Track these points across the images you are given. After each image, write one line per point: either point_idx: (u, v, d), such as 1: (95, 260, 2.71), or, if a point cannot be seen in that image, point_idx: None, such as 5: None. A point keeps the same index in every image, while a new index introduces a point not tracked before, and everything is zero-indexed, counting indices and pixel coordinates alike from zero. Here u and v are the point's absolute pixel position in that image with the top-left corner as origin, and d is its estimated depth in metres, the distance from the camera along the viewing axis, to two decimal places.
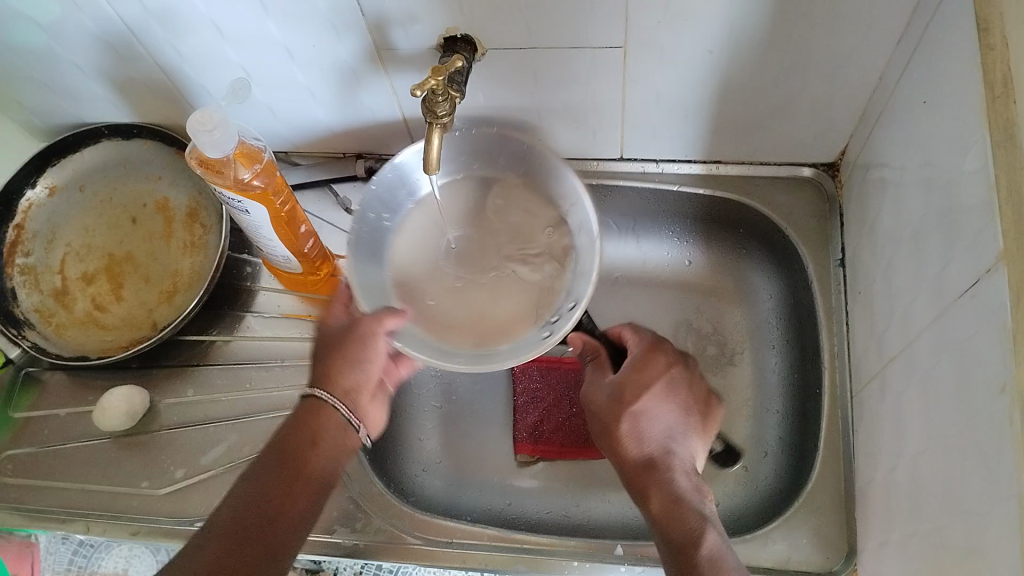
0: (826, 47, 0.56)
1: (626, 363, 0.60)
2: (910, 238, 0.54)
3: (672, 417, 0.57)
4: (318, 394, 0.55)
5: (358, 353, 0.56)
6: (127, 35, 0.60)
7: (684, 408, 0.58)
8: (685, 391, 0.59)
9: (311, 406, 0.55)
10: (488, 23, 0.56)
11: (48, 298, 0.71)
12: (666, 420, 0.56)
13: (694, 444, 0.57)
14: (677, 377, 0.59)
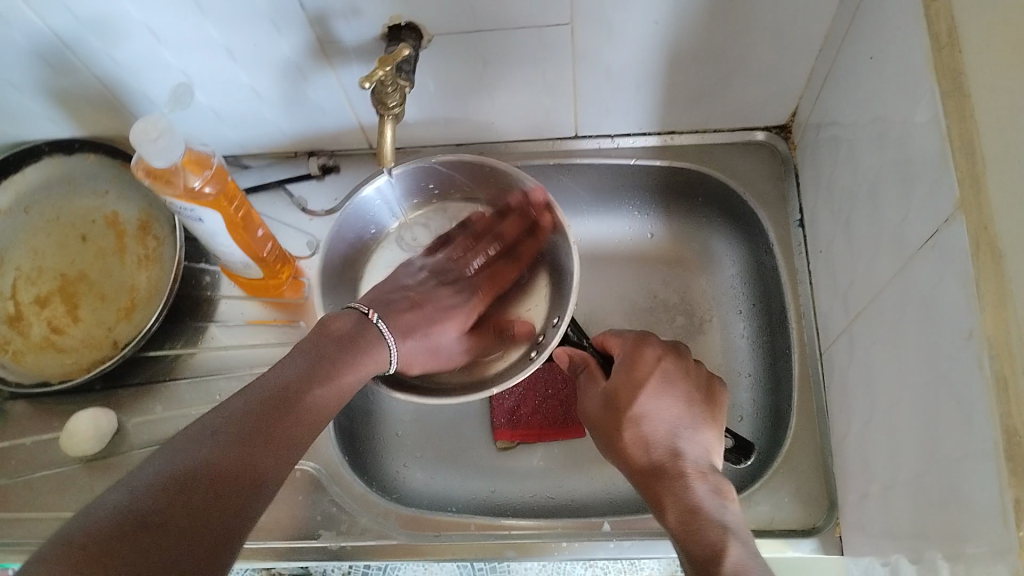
0: (771, 10, 0.57)
1: (618, 363, 0.60)
2: (867, 193, 0.55)
3: (672, 413, 0.57)
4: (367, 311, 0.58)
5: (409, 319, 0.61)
6: (60, 48, 0.58)
7: (685, 402, 0.58)
8: (686, 383, 0.59)
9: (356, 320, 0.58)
10: (432, 10, 0.55)
11: (2, 325, 0.69)
12: (671, 420, 0.56)
13: (705, 437, 0.57)
14: (671, 372, 0.59)
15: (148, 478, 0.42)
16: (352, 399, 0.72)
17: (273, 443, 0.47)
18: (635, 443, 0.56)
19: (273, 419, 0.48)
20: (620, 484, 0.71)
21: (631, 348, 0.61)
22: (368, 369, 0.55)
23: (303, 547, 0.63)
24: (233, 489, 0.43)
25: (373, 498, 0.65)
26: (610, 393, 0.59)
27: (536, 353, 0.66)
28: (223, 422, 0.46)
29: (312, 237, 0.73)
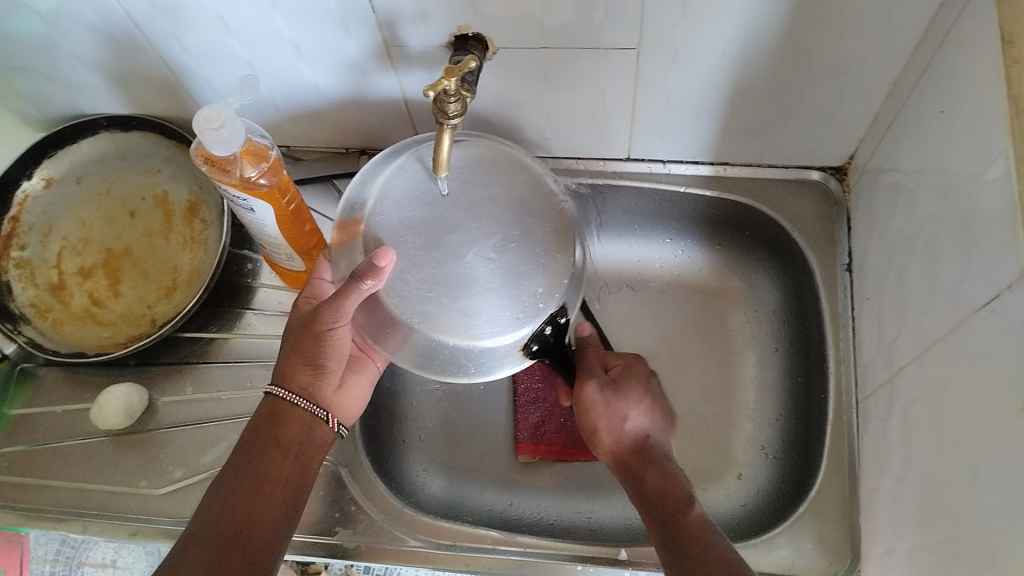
0: (842, 53, 0.56)
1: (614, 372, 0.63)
2: (924, 246, 0.54)
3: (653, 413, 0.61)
4: (276, 393, 0.56)
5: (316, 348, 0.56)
6: (131, 27, 0.59)
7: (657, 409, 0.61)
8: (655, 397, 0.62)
9: (273, 407, 0.56)
10: (503, 23, 0.55)
11: (45, 292, 0.70)
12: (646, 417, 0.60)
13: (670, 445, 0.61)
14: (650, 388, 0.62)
15: (187, 542, 0.49)
16: (378, 400, 0.73)
17: (277, 486, 0.54)
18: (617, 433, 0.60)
19: (268, 471, 0.54)
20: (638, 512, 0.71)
21: (630, 361, 0.65)
22: (292, 425, 0.56)
23: (319, 543, 0.63)
24: (254, 533, 0.51)
25: (392, 501, 0.65)
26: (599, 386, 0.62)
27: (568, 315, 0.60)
28: (222, 492, 0.52)
29: None
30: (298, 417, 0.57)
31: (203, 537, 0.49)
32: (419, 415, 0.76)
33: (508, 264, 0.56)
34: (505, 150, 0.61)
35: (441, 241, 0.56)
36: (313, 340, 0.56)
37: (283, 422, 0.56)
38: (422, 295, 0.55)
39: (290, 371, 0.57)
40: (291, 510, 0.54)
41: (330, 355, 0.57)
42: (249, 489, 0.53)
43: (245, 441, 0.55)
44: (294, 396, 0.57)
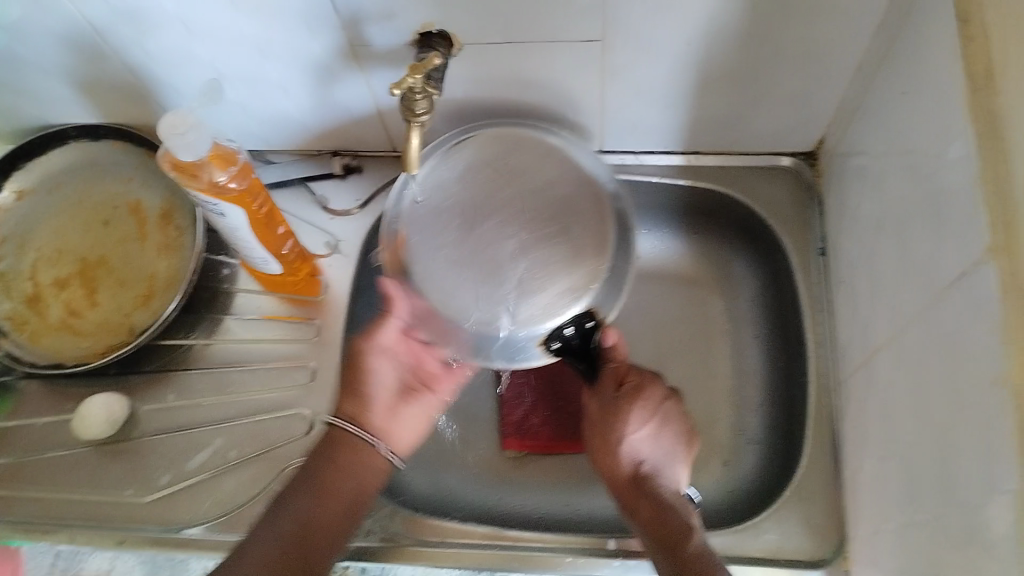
0: (805, 38, 0.56)
1: (619, 385, 0.61)
2: (894, 227, 0.54)
3: (663, 442, 0.59)
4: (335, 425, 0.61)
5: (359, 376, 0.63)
6: (93, 36, 0.58)
7: (669, 436, 0.59)
8: (668, 423, 0.59)
9: (329, 439, 0.61)
10: (467, 19, 0.55)
11: (21, 305, 0.70)
12: (652, 446, 0.58)
13: (682, 472, 0.59)
14: (668, 412, 0.59)
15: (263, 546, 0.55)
16: None
17: (342, 491, 0.59)
18: (623, 456, 0.58)
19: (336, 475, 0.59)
20: None
21: (638, 373, 0.61)
22: (347, 456, 0.60)
23: None
24: (321, 541, 0.57)
25: (381, 501, 0.65)
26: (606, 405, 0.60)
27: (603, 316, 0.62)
28: (295, 499, 0.58)
29: (331, 237, 0.73)
30: (359, 449, 0.61)
31: (262, 548, 0.55)
32: None
33: (533, 262, 0.62)
34: (535, 147, 0.66)
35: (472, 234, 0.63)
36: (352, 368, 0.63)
37: (337, 443, 0.61)
38: (451, 278, 0.63)
39: (342, 403, 0.62)
40: (348, 522, 0.59)
41: (376, 379, 0.63)
42: (314, 502, 0.58)
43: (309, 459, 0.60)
44: (349, 428, 0.61)
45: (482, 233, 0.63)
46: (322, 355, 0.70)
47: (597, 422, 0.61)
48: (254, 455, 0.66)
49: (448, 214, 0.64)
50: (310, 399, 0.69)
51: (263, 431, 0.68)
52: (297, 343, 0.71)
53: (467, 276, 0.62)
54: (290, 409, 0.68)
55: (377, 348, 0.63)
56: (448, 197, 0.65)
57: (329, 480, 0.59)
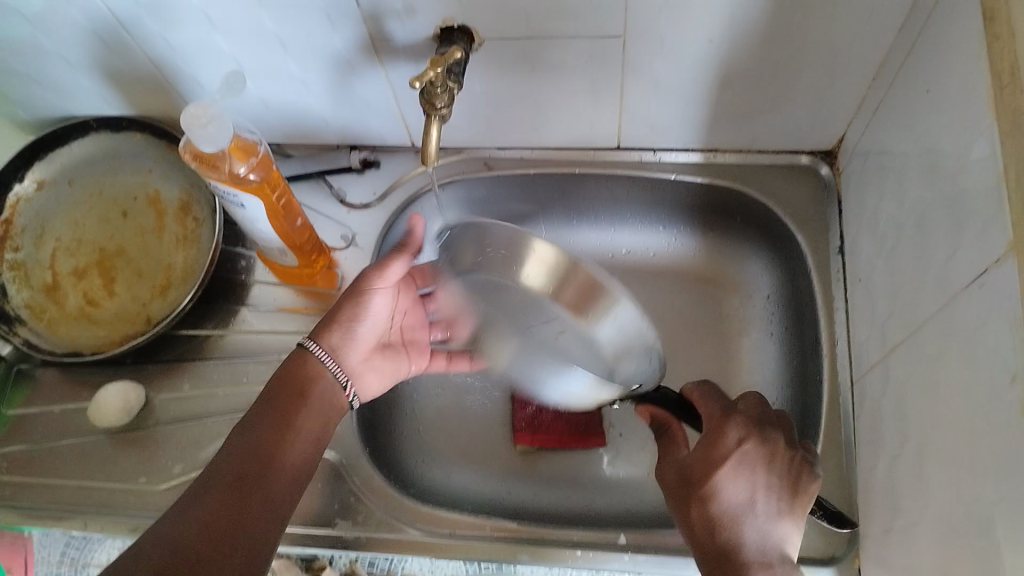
0: (826, 37, 0.56)
1: (698, 440, 0.53)
2: (913, 227, 0.54)
3: (750, 496, 0.50)
4: (309, 346, 0.59)
5: (351, 309, 0.62)
6: (118, 28, 0.59)
7: (763, 485, 0.50)
8: (755, 473, 0.50)
9: (297, 359, 0.59)
10: (488, 14, 0.55)
11: (39, 293, 0.71)
12: (736, 501, 0.50)
13: (782, 529, 0.49)
14: (752, 459, 0.51)
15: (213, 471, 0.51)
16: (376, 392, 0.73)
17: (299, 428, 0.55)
18: (700, 525, 0.50)
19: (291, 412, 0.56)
20: (636, 500, 0.71)
21: (715, 417, 0.54)
22: (316, 387, 0.58)
23: (316, 534, 0.63)
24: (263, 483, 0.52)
25: (392, 492, 0.65)
26: (686, 469, 0.52)
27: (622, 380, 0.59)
28: (251, 431, 0.54)
29: (347, 230, 0.73)
30: (327, 379, 0.59)
31: (218, 471, 0.51)
32: (416, 407, 0.76)
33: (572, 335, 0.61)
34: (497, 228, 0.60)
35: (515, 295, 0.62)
36: (353, 294, 0.62)
37: (300, 366, 0.59)
38: (512, 335, 0.65)
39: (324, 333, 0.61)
40: (307, 468, 0.55)
41: (365, 314, 0.62)
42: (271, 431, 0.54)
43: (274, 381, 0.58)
44: (327, 363, 0.59)
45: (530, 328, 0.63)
46: None
47: (685, 494, 0.52)
48: None
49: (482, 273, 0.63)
50: None
51: None
52: None
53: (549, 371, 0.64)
54: None
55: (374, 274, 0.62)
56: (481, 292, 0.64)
57: (289, 424, 0.55)
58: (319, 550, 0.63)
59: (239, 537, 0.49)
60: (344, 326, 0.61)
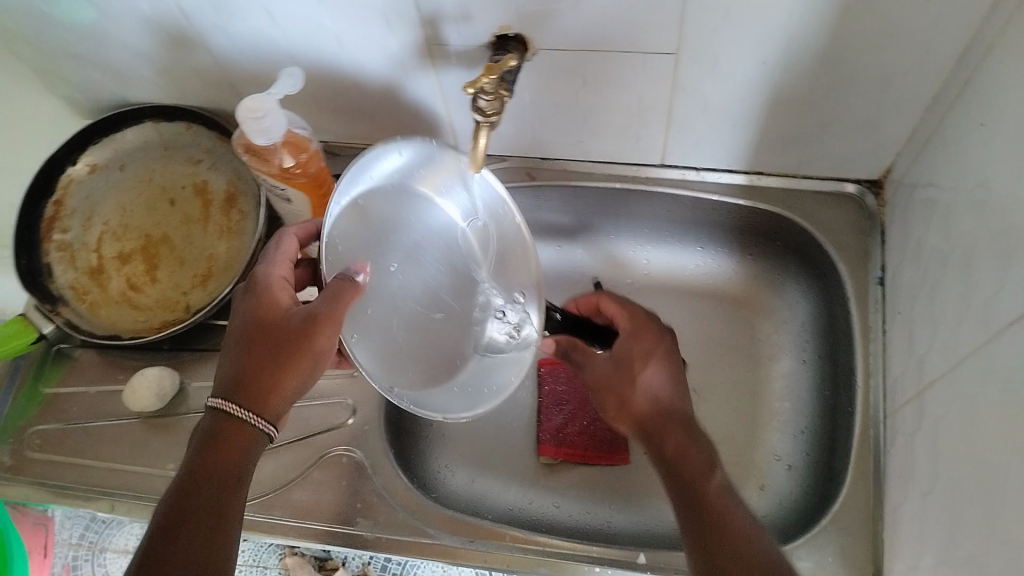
0: (881, 64, 0.56)
1: (624, 333, 0.60)
2: (959, 259, 0.53)
3: (672, 376, 0.57)
4: (232, 407, 0.49)
5: (299, 360, 0.51)
6: (180, 18, 0.60)
7: (677, 368, 0.57)
8: (676, 360, 0.58)
9: (226, 419, 0.49)
10: (543, 23, 0.55)
11: (83, 275, 0.72)
12: (661, 379, 0.56)
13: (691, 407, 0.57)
14: (674, 348, 0.58)
15: (152, 536, 0.45)
16: None
17: (235, 443, 0.49)
18: (635, 397, 0.56)
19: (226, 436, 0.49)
20: (658, 519, 0.70)
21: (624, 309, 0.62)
22: (247, 439, 0.50)
23: (338, 532, 0.63)
24: (212, 518, 0.46)
25: (413, 495, 0.65)
26: (616, 358, 0.59)
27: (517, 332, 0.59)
28: (182, 478, 0.47)
29: None
30: (254, 444, 0.50)
31: (161, 537, 0.45)
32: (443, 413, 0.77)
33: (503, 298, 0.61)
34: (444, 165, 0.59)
35: (417, 257, 0.61)
36: (303, 348, 0.51)
37: (218, 443, 0.49)
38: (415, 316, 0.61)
39: (254, 385, 0.50)
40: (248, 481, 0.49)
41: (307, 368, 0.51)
42: (202, 470, 0.48)
43: (183, 475, 0.48)
44: (262, 427, 0.50)
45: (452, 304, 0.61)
46: None
47: (615, 377, 0.58)
48: (296, 440, 0.68)
49: (399, 224, 0.60)
50: (353, 389, 0.71)
51: (304, 416, 0.69)
52: None
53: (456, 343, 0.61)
54: (333, 397, 0.70)
55: (290, 290, 0.54)
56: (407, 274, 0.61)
57: (213, 539, 0.46)
58: (337, 548, 0.63)
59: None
60: (296, 387, 0.51)
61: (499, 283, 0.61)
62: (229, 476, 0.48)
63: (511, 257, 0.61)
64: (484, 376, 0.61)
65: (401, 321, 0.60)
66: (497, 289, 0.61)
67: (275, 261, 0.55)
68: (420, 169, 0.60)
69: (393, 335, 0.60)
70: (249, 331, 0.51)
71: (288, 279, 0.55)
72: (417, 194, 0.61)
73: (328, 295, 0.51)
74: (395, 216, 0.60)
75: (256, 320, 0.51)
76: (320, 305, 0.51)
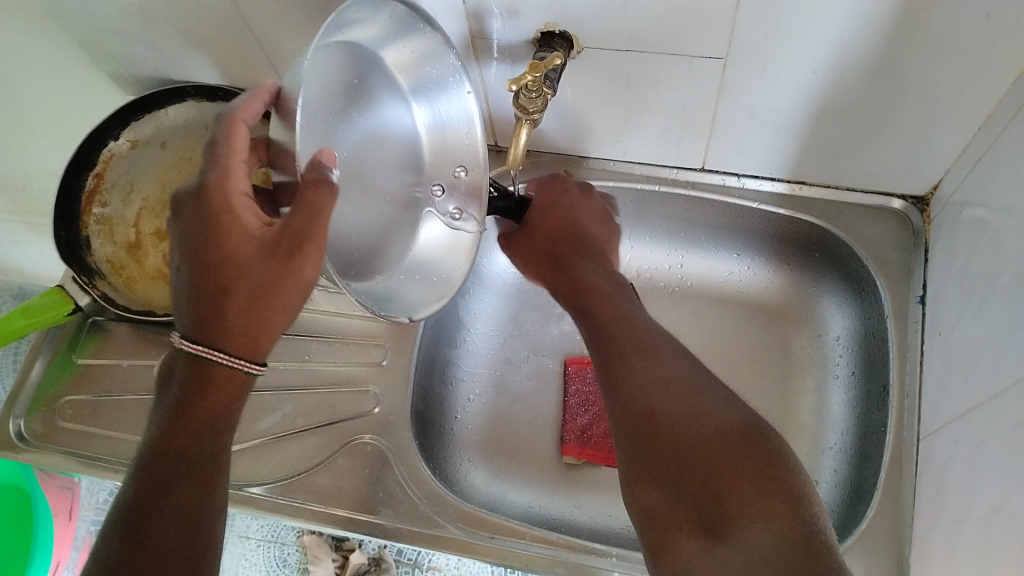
0: (936, 78, 0.54)
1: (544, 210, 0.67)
2: (1008, 284, 0.52)
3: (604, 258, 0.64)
4: (205, 349, 0.49)
5: (258, 274, 0.49)
6: (228, 0, 0.60)
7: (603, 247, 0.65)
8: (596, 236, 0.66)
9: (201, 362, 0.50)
10: (590, 21, 0.55)
11: (121, 250, 0.73)
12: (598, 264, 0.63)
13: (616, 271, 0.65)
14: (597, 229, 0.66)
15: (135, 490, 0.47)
16: (430, 385, 0.74)
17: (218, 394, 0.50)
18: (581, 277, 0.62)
19: (204, 386, 0.50)
20: None
21: (544, 183, 0.69)
22: (226, 377, 0.50)
23: (359, 520, 0.63)
24: (193, 468, 0.48)
25: (435, 487, 0.65)
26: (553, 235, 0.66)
27: (464, 218, 0.60)
28: (166, 431, 0.49)
29: None
30: (233, 373, 0.50)
31: (144, 488, 0.47)
32: (468, 406, 0.77)
33: (450, 191, 0.60)
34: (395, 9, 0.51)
35: (371, 134, 0.54)
36: (271, 257, 0.48)
37: (201, 399, 0.49)
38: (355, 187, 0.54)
39: (223, 317, 0.49)
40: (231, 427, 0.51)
41: (270, 281, 0.49)
42: (183, 419, 0.49)
43: (162, 434, 0.49)
44: (233, 359, 0.50)
45: (382, 174, 0.56)
46: (399, 336, 0.72)
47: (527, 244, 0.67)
48: (322, 425, 0.68)
49: (364, 98, 0.53)
50: (381, 377, 0.71)
51: (331, 401, 0.70)
52: (377, 322, 0.73)
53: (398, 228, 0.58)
54: (361, 385, 0.70)
55: (253, 209, 0.50)
56: (354, 144, 0.53)
57: (197, 488, 0.48)
58: (357, 535, 0.64)
59: (190, 525, 0.46)
60: (253, 305, 0.49)
61: (432, 172, 0.59)
62: (214, 428, 0.50)
63: (451, 150, 0.59)
64: (412, 270, 0.61)
65: (362, 207, 0.55)
66: (431, 176, 0.60)
67: (229, 173, 0.50)
68: (374, 33, 0.53)
69: (348, 227, 0.54)
70: (215, 283, 0.49)
71: (247, 194, 0.51)
72: (366, 58, 0.53)
73: (295, 210, 0.47)
74: (350, 80, 0.52)
75: (220, 257, 0.49)
76: (290, 225, 0.47)
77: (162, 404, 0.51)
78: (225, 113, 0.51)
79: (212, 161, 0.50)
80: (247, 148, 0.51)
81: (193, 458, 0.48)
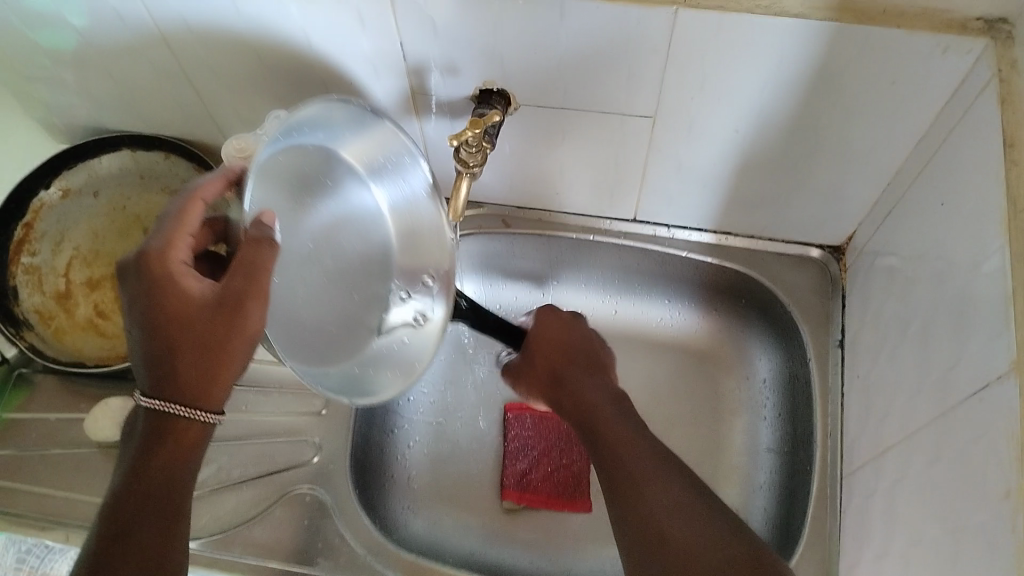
0: (846, 138, 0.58)
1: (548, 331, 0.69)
2: (918, 329, 0.55)
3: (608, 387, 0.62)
4: (151, 401, 0.48)
5: (205, 327, 0.49)
6: (167, 52, 0.61)
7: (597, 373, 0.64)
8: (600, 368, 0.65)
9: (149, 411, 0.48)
10: (526, 80, 0.57)
11: (50, 300, 0.72)
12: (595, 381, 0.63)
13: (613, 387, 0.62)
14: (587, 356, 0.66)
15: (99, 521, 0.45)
16: (370, 434, 0.74)
17: (183, 425, 0.48)
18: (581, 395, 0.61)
19: (167, 422, 0.48)
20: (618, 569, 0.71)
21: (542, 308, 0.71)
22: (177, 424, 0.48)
23: (296, 571, 0.62)
24: (161, 499, 0.46)
25: (376, 537, 0.65)
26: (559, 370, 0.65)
27: (421, 317, 0.62)
28: (133, 464, 0.47)
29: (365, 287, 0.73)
30: (183, 422, 0.48)
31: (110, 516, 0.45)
32: (407, 454, 0.77)
33: (415, 288, 0.62)
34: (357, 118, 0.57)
35: (335, 224, 0.60)
36: (224, 309, 0.50)
37: (164, 439, 0.48)
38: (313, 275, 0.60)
39: (173, 369, 0.48)
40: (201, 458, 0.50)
41: (225, 329, 0.50)
42: (150, 450, 0.47)
43: (130, 472, 0.47)
44: (184, 409, 0.48)
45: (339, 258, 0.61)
46: None
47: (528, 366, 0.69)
48: (259, 477, 0.68)
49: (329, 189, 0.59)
50: (319, 427, 0.71)
51: (268, 452, 0.69)
52: None
53: (354, 317, 0.62)
54: (300, 436, 0.70)
55: (194, 275, 0.51)
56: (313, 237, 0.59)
57: (167, 524, 0.46)
58: None
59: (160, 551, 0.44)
60: (197, 358, 0.49)
61: (403, 275, 0.62)
62: (180, 463, 0.48)
63: (422, 239, 0.61)
64: (377, 360, 0.63)
65: (312, 289, 0.61)
66: (400, 281, 0.62)
67: (172, 243, 0.50)
68: (349, 134, 0.58)
69: (299, 306, 0.61)
70: (163, 340, 0.49)
71: (187, 262, 0.51)
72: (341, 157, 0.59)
73: (237, 267, 0.50)
74: (320, 179, 0.59)
75: (169, 314, 0.49)
76: (233, 282, 0.50)
77: (125, 456, 0.49)
78: (189, 190, 0.53)
79: (156, 233, 0.51)
80: (196, 225, 0.52)
81: (160, 487, 0.47)
